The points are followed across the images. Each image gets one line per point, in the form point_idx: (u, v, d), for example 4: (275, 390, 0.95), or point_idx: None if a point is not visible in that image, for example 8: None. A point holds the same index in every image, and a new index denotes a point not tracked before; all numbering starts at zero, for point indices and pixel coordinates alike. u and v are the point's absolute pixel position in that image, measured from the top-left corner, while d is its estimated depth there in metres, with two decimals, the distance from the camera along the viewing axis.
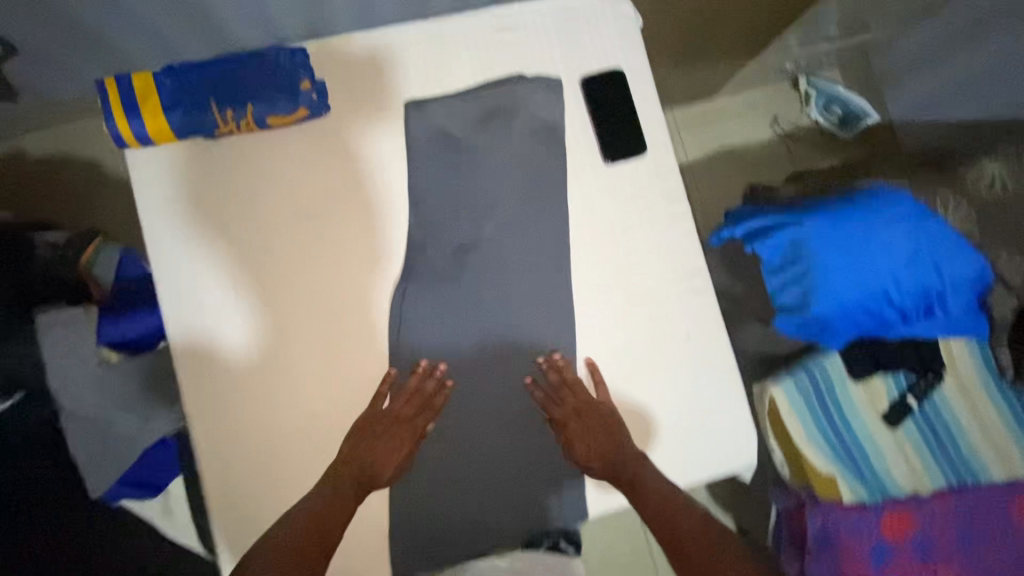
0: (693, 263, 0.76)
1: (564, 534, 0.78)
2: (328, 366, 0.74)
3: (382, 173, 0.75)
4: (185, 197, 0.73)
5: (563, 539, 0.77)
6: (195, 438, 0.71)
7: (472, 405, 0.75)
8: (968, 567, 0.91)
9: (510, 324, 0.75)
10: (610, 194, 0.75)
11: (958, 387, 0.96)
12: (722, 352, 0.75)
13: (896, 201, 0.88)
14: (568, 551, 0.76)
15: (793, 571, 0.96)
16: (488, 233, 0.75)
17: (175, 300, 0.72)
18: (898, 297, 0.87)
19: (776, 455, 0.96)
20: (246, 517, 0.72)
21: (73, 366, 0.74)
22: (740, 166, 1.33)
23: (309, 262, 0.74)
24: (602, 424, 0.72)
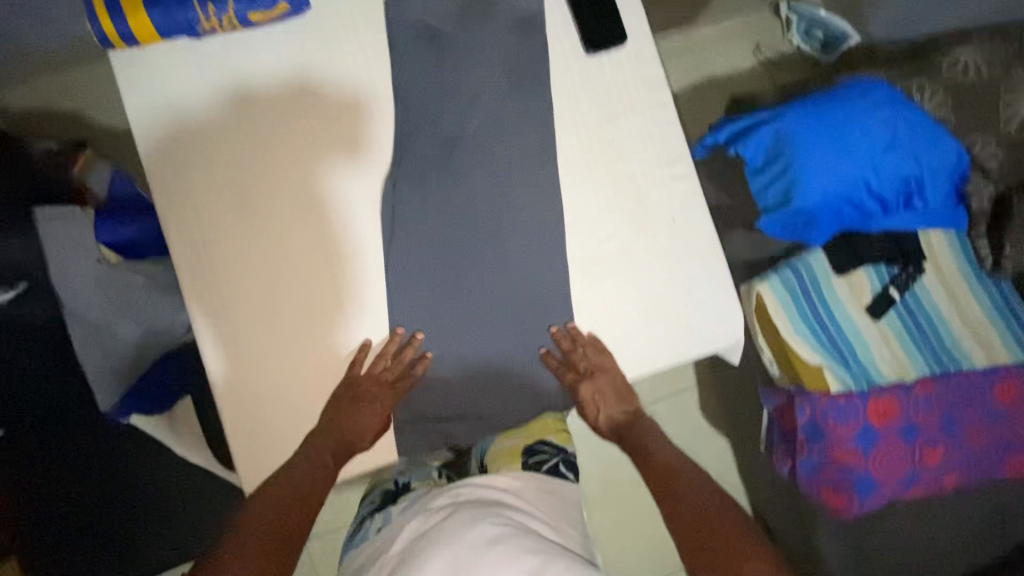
0: (677, 148, 0.80)
1: None
2: (326, 263, 0.76)
3: (370, 71, 0.77)
4: (175, 98, 0.74)
5: None
6: (200, 335, 0.73)
7: (468, 297, 0.78)
8: (951, 445, 0.96)
9: (501, 214, 0.79)
10: (592, 85, 0.79)
11: (937, 277, 0.99)
12: (703, 231, 0.80)
13: (872, 92, 0.91)
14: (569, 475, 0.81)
15: (786, 465, 1.01)
16: (474, 127, 0.79)
17: (171, 202, 0.73)
18: (879, 185, 0.89)
19: (765, 354, 1.00)
20: (255, 410, 0.74)
21: (75, 261, 0.76)
22: (723, 95, 1.33)
23: (303, 162, 0.76)
24: (613, 385, 0.78)
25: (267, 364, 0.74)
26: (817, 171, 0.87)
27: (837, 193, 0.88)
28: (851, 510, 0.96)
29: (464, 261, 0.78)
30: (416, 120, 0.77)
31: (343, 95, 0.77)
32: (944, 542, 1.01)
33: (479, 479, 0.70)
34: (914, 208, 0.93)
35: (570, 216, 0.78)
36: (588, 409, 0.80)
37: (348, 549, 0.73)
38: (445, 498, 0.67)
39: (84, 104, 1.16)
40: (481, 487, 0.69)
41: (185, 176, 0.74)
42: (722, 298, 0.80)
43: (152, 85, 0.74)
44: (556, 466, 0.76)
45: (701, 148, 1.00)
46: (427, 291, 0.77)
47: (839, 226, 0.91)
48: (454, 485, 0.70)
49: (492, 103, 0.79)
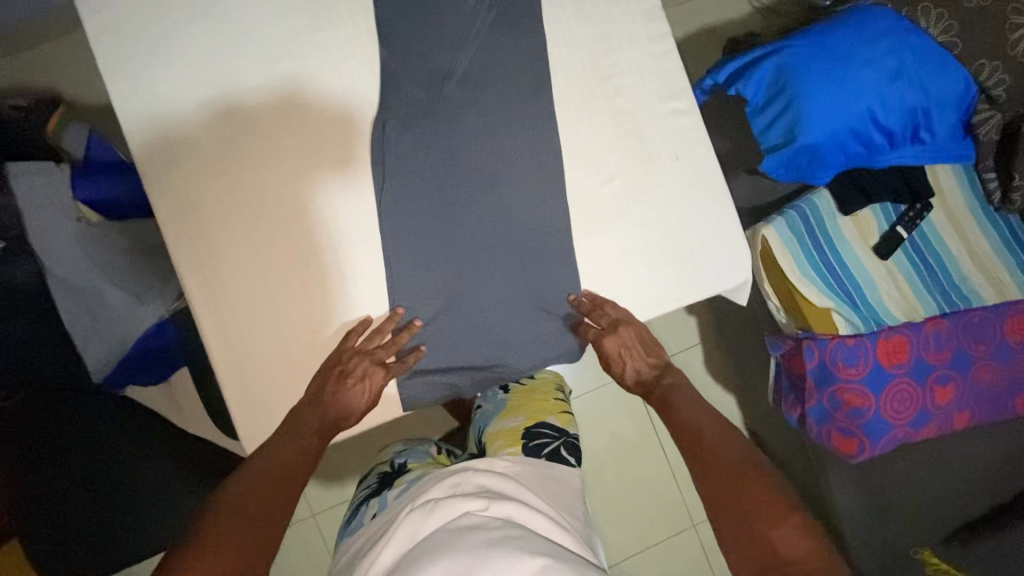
0: (679, 83, 0.79)
1: (565, 446, 0.91)
2: (317, 214, 0.73)
3: (354, 11, 0.74)
4: (148, 46, 0.70)
5: (564, 449, 0.90)
6: (189, 294, 0.70)
7: (467, 246, 0.75)
8: (960, 382, 0.95)
9: (496, 157, 0.76)
10: (586, 20, 0.78)
11: (944, 213, 0.98)
12: (709, 167, 0.78)
13: (878, 19, 0.87)
14: (568, 458, 0.88)
15: (796, 413, 0.99)
16: (465, 64, 0.75)
17: (153, 154, 0.70)
18: (885, 117, 0.86)
19: (772, 301, 0.97)
20: (252, 370, 0.72)
21: (51, 221, 0.73)
22: (719, 46, 1.29)
23: (288, 109, 0.73)
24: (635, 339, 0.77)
25: (263, 320, 0.72)
26: (821, 103, 0.84)
27: (842, 126, 0.85)
28: (861, 454, 0.95)
29: (460, 208, 0.75)
30: (405, 63, 0.74)
31: (329, 39, 0.74)
32: (953, 482, 1.01)
33: (484, 470, 0.78)
34: (922, 139, 0.90)
35: (570, 156, 0.77)
36: (615, 364, 0.79)
37: (344, 532, 0.84)
38: (445, 489, 0.75)
39: (59, 79, 1.12)
40: (484, 477, 0.77)
41: (164, 129, 0.71)
42: (728, 235, 0.78)
43: (120, 32, 0.70)
44: (558, 449, 0.89)
45: (700, 91, 0.96)
46: (422, 241, 0.75)
47: (845, 162, 0.88)
48: (456, 475, 0.77)
49: (484, 42, 0.76)
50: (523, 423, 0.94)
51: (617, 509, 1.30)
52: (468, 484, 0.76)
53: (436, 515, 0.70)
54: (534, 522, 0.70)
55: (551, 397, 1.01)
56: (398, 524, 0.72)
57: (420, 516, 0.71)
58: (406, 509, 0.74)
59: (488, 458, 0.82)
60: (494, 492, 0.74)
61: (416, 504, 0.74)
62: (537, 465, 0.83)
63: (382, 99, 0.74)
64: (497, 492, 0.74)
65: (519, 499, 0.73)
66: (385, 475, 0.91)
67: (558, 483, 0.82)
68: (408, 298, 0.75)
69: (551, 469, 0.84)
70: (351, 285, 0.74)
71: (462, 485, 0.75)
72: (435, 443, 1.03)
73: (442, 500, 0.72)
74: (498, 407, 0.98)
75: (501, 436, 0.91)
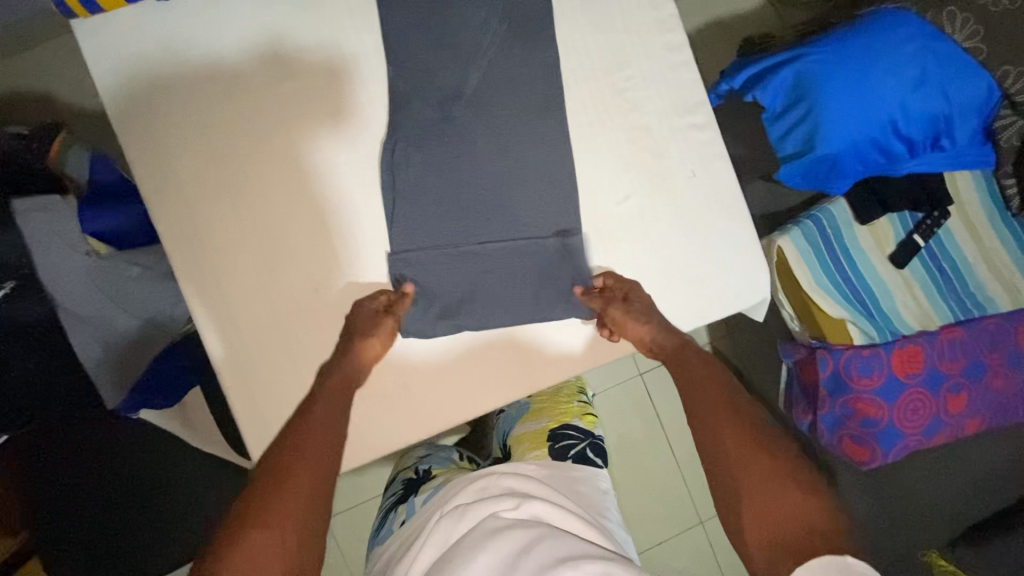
0: (696, 95, 0.77)
1: (591, 448, 0.95)
2: (331, 239, 0.72)
3: (360, 30, 0.73)
4: (155, 70, 0.70)
5: (590, 451, 0.94)
6: (204, 321, 0.70)
7: (482, 268, 0.73)
8: (974, 390, 0.94)
9: (508, 176, 0.74)
10: (599, 32, 0.75)
11: (960, 219, 0.98)
12: (726, 182, 0.76)
13: (901, 24, 0.85)
14: (594, 461, 0.93)
15: (808, 422, 0.99)
16: (474, 82, 0.74)
17: (163, 180, 0.70)
18: (905, 126, 0.84)
19: (786, 309, 0.97)
20: (268, 400, 0.71)
21: (60, 254, 0.71)
22: (730, 41, 1.26)
23: (300, 131, 0.72)
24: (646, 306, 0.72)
25: (276, 348, 0.71)
26: (840, 111, 0.82)
27: (861, 135, 0.83)
28: (874, 462, 0.95)
29: (473, 228, 0.73)
30: (418, 82, 0.73)
31: (336, 57, 0.72)
32: (965, 486, 1.01)
33: (509, 472, 0.79)
34: (942, 147, 0.88)
35: (586, 174, 0.75)
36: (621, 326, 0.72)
37: (375, 541, 0.87)
38: (472, 493, 0.76)
39: (54, 84, 1.09)
40: (509, 479, 0.77)
41: (171, 157, 0.70)
42: (746, 252, 0.77)
43: (124, 59, 0.69)
44: (583, 450, 0.94)
45: (715, 96, 0.94)
46: (438, 263, 0.73)
47: (864, 171, 0.86)
48: (482, 479, 0.78)
49: (499, 58, 0.74)
50: (546, 425, 1.01)
51: (629, 507, 1.30)
52: (494, 487, 0.76)
53: (465, 521, 0.71)
54: (561, 521, 0.71)
55: (573, 400, 1.09)
56: (429, 530, 0.74)
57: (450, 521, 0.73)
58: (436, 517, 0.76)
59: (512, 463, 0.84)
60: (521, 493, 0.75)
61: (445, 511, 0.76)
62: (564, 467, 0.87)
63: (394, 121, 0.72)
64: (523, 492, 0.74)
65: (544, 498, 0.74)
66: (410, 483, 0.94)
67: (585, 483, 0.85)
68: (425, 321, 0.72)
69: (577, 471, 0.87)
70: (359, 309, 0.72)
71: (489, 487, 0.77)
72: (456, 450, 1.05)
73: (469, 505, 0.73)
74: (521, 410, 1.06)
75: (527, 440, 0.97)
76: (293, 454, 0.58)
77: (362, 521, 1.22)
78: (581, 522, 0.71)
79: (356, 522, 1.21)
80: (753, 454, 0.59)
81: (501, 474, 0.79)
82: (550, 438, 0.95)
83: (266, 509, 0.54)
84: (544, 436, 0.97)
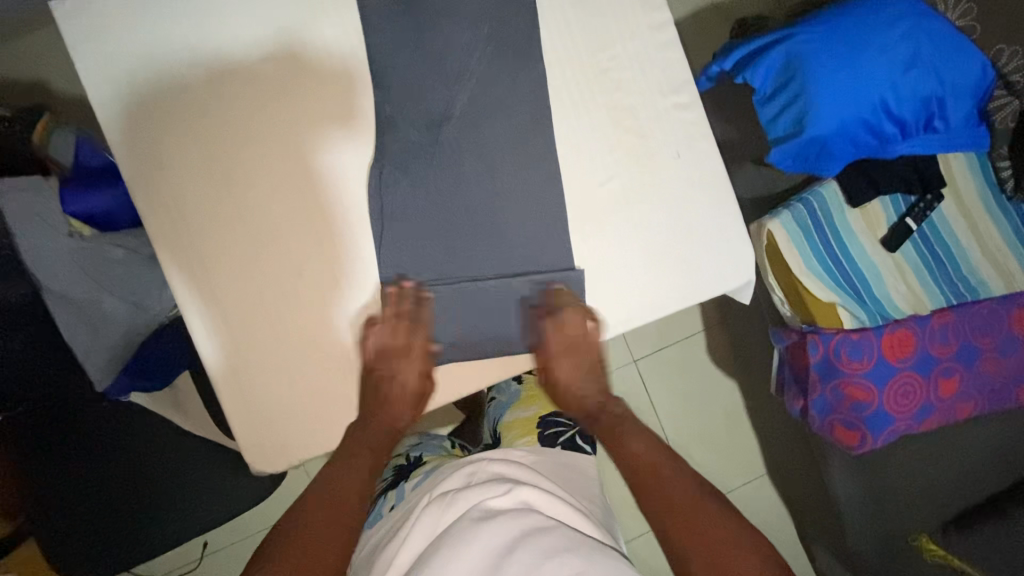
0: (681, 76, 0.76)
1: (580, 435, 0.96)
2: (315, 221, 0.72)
3: (340, 12, 0.72)
4: (132, 49, 0.69)
5: (580, 438, 0.96)
6: (189, 305, 0.70)
7: (464, 251, 0.73)
8: (966, 375, 0.94)
9: (492, 161, 0.73)
10: (583, 12, 0.75)
11: (955, 203, 0.96)
12: (713, 165, 0.76)
13: (893, 4, 0.83)
14: (583, 447, 0.95)
15: (798, 406, 0.99)
16: (458, 66, 0.73)
17: (141, 162, 0.69)
18: (897, 107, 0.83)
19: (777, 294, 0.96)
20: (251, 383, 0.71)
21: (41, 235, 0.71)
22: (725, 24, 1.24)
23: (280, 113, 0.71)
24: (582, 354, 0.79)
25: (260, 332, 0.71)
26: (830, 93, 0.81)
27: (852, 117, 0.82)
28: (863, 446, 0.94)
29: (456, 212, 0.73)
30: (399, 62, 0.72)
31: (315, 39, 0.71)
32: (957, 474, 1.01)
33: (497, 459, 0.81)
34: (935, 129, 0.86)
35: (570, 156, 0.74)
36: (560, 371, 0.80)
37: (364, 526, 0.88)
38: (461, 479, 0.78)
39: (46, 73, 1.09)
40: (497, 465, 0.79)
41: (152, 140, 0.70)
42: (733, 235, 0.76)
43: (102, 38, 0.68)
44: (572, 437, 0.95)
45: (706, 78, 0.92)
46: (422, 244, 0.73)
47: (855, 154, 0.85)
48: (471, 466, 0.80)
49: (482, 39, 0.73)
50: (536, 413, 1.02)
51: (623, 495, 1.31)
52: (483, 473, 0.78)
53: (454, 505, 0.72)
54: (551, 508, 0.72)
55: None
56: (417, 518, 0.75)
57: (438, 508, 0.74)
58: (425, 502, 0.77)
59: (502, 450, 0.85)
60: (509, 478, 0.76)
61: (434, 497, 0.77)
62: (552, 453, 0.88)
63: (376, 101, 0.72)
64: (510, 478, 0.75)
65: (532, 483, 0.75)
66: (402, 469, 0.95)
67: (572, 469, 0.86)
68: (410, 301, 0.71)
69: (564, 456, 0.88)
70: (342, 294, 0.73)
71: (477, 473, 0.78)
72: (448, 438, 1.06)
73: (457, 491, 0.75)
74: (512, 397, 1.07)
75: (517, 426, 0.99)
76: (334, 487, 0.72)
77: None
78: (568, 510, 0.72)
79: None
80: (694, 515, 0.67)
81: (490, 462, 0.80)
82: (539, 424, 0.98)
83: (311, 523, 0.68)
84: (533, 422, 0.99)
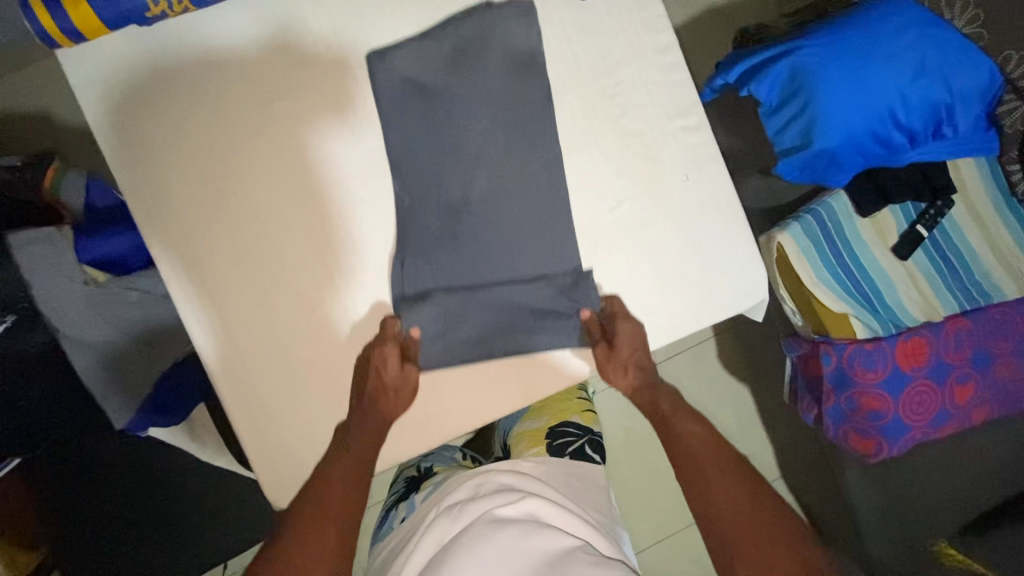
0: (688, 96, 0.75)
1: (589, 444, 0.96)
2: (324, 254, 0.72)
3: (344, 46, 0.72)
4: (145, 94, 0.70)
5: (589, 446, 0.97)
6: (204, 343, 0.71)
7: (480, 290, 0.73)
8: (982, 383, 0.93)
9: (498, 185, 0.73)
10: (587, 35, 0.74)
11: (964, 207, 0.96)
12: (722, 183, 0.75)
13: (898, 12, 0.83)
14: (593, 456, 0.95)
15: (812, 416, 0.99)
16: (463, 94, 0.72)
17: (153, 204, 0.70)
18: (905, 117, 0.82)
19: (788, 305, 0.95)
20: (266, 418, 0.72)
21: (57, 283, 0.72)
22: (726, 28, 1.23)
23: (289, 151, 0.71)
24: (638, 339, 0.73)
25: (275, 365, 0.72)
26: (837, 106, 0.81)
27: (859, 128, 0.81)
28: (880, 454, 0.94)
29: (484, 312, 0.74)
30: (405, 92, 0.71)
31: (320, 75, 0.71)
32: (970, 475, 1.00)
33: (506, 470, 0.81)
34: (944, 135, 0.86)
35: (577, 181, 0.74)
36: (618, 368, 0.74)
37: (378, 538, 0.89)
38: (468, 490, 0.78)
39: (46, 101, 1.09)
40: (506, 476, 0.79)
41: (165, 182, 0.70)
42: (743, 253, 0.76)
43: (112, 84, 0.69)
44: (581, 446, 0.96)
45: (710, 90, 0.92)
46: (462, 344, 0.73)
47: (864, 164, 0.85)
48: (480, 476, 0.80)
49: (489, 66, 0.72)
50: (546, 424, 1.02)
51: (633, 503, 1.30)
52: (490, 484, 0.78)
53: (462, 517, 0.73)
54: (560, 520, 0.72)
55: (575, 398, 1.10)
56: (426, 530, 0.75)
57: (447, 518, 0.74)
58: (433, 515, 0.77)
59: (510, 461, 0.85)
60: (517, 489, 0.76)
61: (442, 509, 0.77)
62: (563, 464, 0.88)
63: (385, 135, 0.72)
64: (519, 488, 0.76)
65: (540, 494, 0.75)
66: (413, 482, 0.96)
67: (583, 479, 0.87)
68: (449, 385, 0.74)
69: (573, 467, 0.88)
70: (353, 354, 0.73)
71: (485, 484, 0.78)
72: (459, 449, 1.06)
73: (465, 502, 0.75)
74: (522, 410, 1.07)
75: (525, 438, 0.99)
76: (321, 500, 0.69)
77: (371, 520, 1.24)
78: (579, 522, 0.73)
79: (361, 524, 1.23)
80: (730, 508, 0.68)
81: (497, 473, 0.80)
82: (548, 436, 0.98)
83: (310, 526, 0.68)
84: (542, 433, 0.99)
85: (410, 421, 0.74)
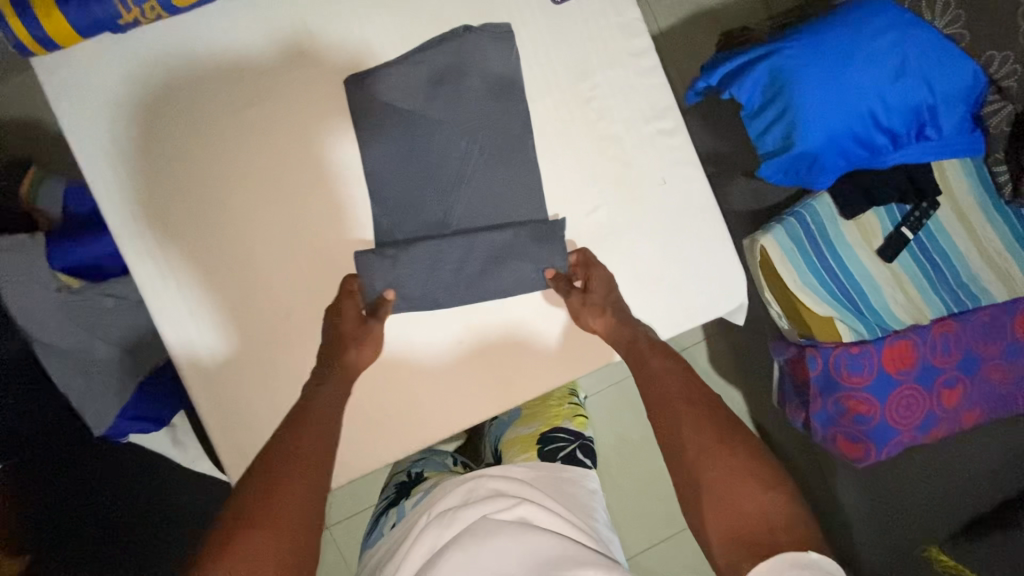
0: (665, 100, 0.75)
1: (582, 449, 0.96)
2: (299, 260, 0.72)
3: (318, 51, 0.72)
4: (116, 101, 0.70)
5: (581, 451, 0.95)
6: (178, 350, 0.71)
7: (461, 287, 0.72)
8: (971, 386, 0.92)
9: (474, 190, 0.72)
10: (562, 40, 0.74)
11: (951, 209, 0.95)
12: (700, 188, 0.75)
13: (879, 13, 0.82)
14: (585, 461, 0.94)
15: (800, 421, 0.98)
16: (436, 98, 0.71)
17: (123, 210, 0.70)
18: (886, 118, 0.82)
19: (774, 308, 0.95)
20: (240, 425, 0.72)
21: (31, 290, 0.72)
22: (715, 32, 1.23)
23: (264, 157, 0.71)
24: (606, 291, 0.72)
25: (254, 371, 0.72)
26: (817, 108, 0.80)
27: (840, 131, 0.81)
28: (868, 459, 0.93)
29: (473, 334, 0.75)
30: (381, 96, 0.71)
31: (295, 79, 0.72)
32: (966, 478, 0.99)
33: (497, 474, 0.80)
34: (927, 137, 0.85)
35: (554, 185, 0.74)
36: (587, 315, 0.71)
37: (367, 541, 0.88)
38: (460, 495, 0.77)
39: (38, 112, 1.10)
40: (497, 481, 0.78)
41: (136, 189, 0.70)
42: (722, 257, 0.76)
43: (85, 93, 0.69)
44: (573, 451, 0.95)
45: (693, 94, 0.91)
46: (447, 367, 0.75)
47: (847, 166, 0.84)
48: (471, 481, 0.79)
49: (464, 72, 0.72)
50: (538, 430, 1.01)
51: (625, 509, 1.29)
52: (482, 489, 0.77)
53: (455, 524, 0.72)
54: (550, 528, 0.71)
55: (565, 402, 1.10)
56: (416, 540, 0.74)
57: (438, 527, 0.73)
58: (424, 521, 0.76)
59: (501, 466, 0.83)
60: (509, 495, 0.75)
61: (433, 515, 0.76)
62: (553, 469, 0.87)
63: (358, 141, 0.72)
64: (512, 495, 0.75)
65: (532, 501, 0.75)
66: (403, 485, 0.95)
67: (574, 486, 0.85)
68: (432, 404, 0.75)
69: (565, 472, 0.87)
70: None
71: (475, 490, 0.77)
72: (451, 455, 1.05)
73: (458, 509, 0.74)
74: (513, 415, 1.07)
75: (518, 444, 0.98)
76: (282, 458, 0.60)
77: (361, 529, 1.22)
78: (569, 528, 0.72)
79: (352, 531, 1.22)
80: (724, 520, 0.58)
81: (484, 476, 0.80)
82: (539, 441, 0.96)
83: (263, 482, 0.58)
84: (534, 439, 0.98)
85: (388, 426, 0.74)
